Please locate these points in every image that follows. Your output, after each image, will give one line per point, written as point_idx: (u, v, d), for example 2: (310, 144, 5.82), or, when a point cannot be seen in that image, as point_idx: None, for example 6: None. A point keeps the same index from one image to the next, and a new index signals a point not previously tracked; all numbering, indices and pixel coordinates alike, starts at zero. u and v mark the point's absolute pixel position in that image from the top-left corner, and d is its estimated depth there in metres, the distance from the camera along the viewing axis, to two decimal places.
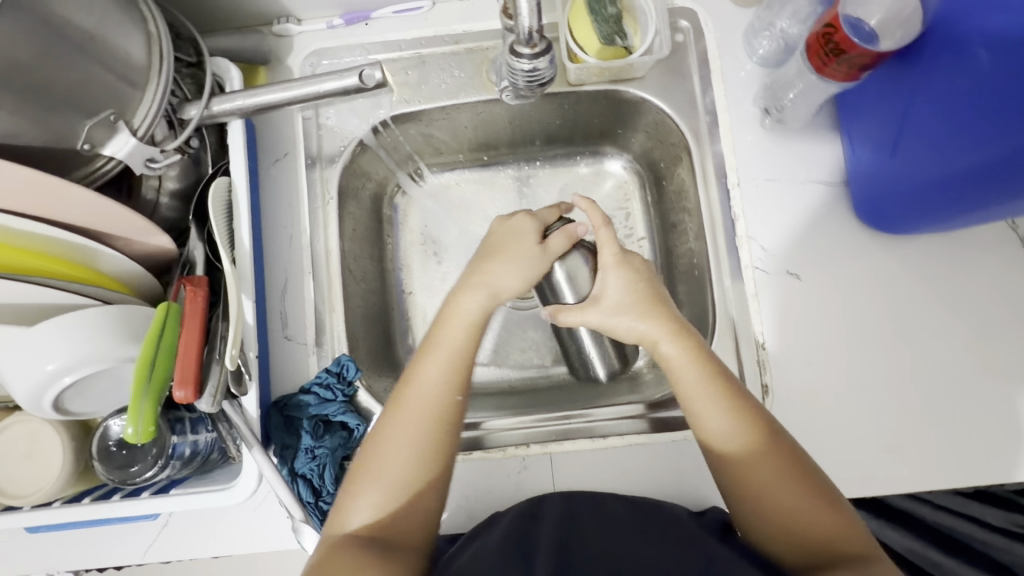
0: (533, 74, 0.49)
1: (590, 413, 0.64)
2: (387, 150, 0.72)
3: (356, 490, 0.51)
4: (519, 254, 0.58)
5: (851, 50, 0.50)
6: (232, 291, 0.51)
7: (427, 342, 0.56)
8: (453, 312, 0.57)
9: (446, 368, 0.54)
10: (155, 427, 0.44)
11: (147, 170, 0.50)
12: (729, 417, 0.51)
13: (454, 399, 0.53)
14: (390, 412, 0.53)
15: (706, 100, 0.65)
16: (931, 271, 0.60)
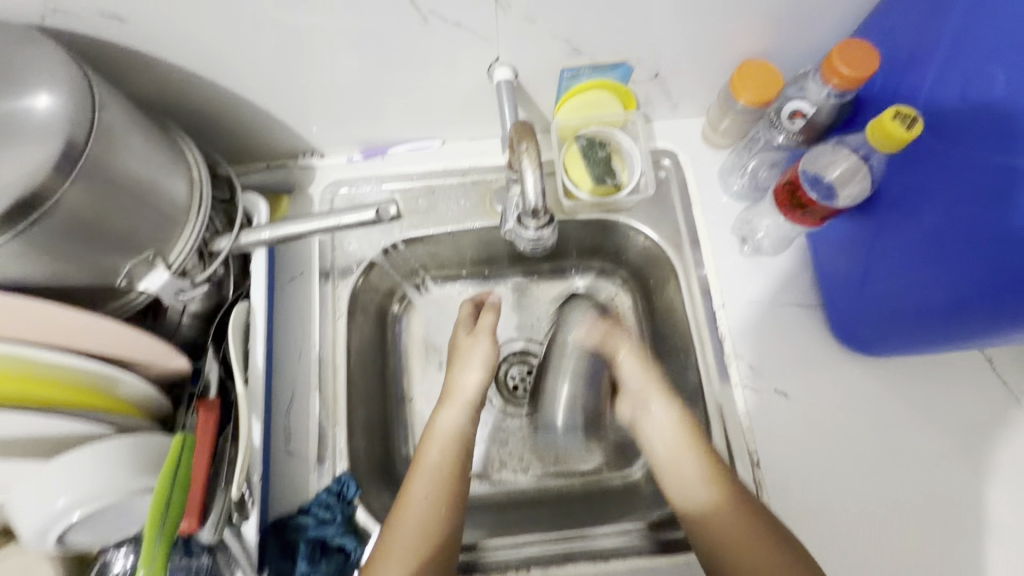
0: (537, 240, 0.57)
1: (589, 533, 0.63)
2: (395, 266, 0.77)
3: None
4: (470, 355, 0.66)
5: (811, 205, 0.58)
6: (243, 413, 0.52)
7: (417, 461, 0.60)
8: (435, 433, 0.61)
9: (436, 488, 0.57)
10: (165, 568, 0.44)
11: (176, 301, 0.54)
12: (710, 502, 0.55)
13: (440, 515, 0.56)
14: (383, 539, 0.54)
15: (690, 227, 0.71)
16: (911, 390, 0.64)
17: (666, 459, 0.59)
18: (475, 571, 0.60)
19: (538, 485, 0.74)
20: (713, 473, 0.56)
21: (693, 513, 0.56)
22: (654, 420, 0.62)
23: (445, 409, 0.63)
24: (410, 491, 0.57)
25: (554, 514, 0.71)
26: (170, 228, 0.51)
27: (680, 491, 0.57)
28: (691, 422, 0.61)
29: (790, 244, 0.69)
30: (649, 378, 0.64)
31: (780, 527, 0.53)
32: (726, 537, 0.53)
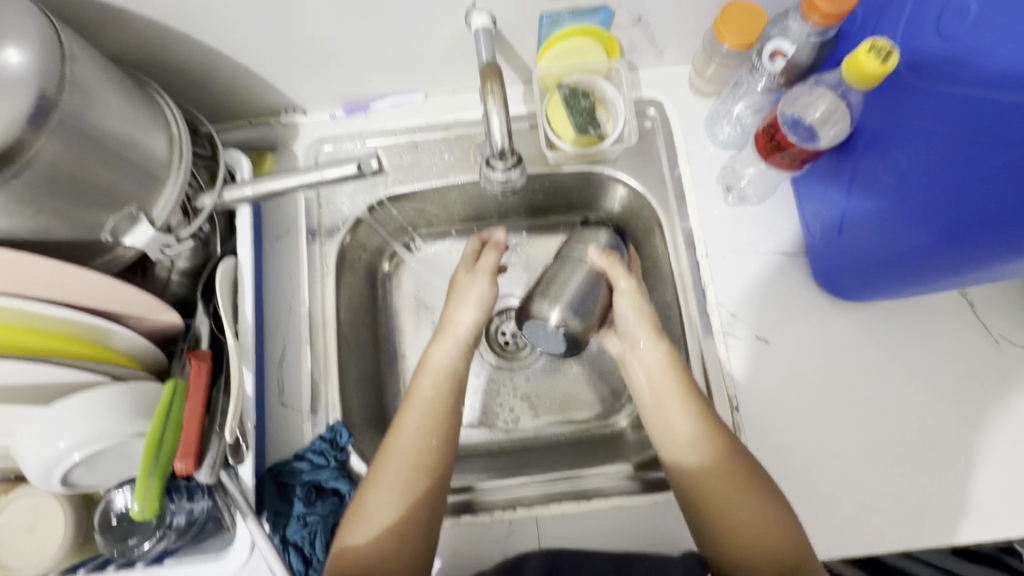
0: (507, 182, 0.56)
1: (584, 475, 0.66)
2: (382, 224, 0.78)
3: (349, 538, 0.54)
4: (466, 292, 0.68)
5: (790, 147, 0.57)
6: (234, 364, 0.54)
7: (410, 392, 0.62)
8: (428, 367, 0.63)
9: (426, 419, 0.59)
10: (160, 503, 0.47)
11: (162, 256, 0.55)
12: (688, 437, 0.58)
13: (432, 444, 0.58)
14: (379, 463, 0.57)
15: (675, 178, 0.71)
16: (889, 336, 0.64)
17: (657, 404, 0.61)
18: (463, 512, 0.63)
19: (528, 434, 0.77)
20: (704, 437, 0.57)
21: (668, 444, 0.59)
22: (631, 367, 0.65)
23: (440, 345, 0.65)
24: (402, 421, 0.60)
25: (546, 456, 0.74)
26: (152, 185, 0.52)
27: (677, 451, 0.58)
28: (684, 383, 0.60)
29: (774, 192, 0.69)
30: (644, 321, 0.65)
31: (767, 481, 0.55)
32: (716, 496, 0.55)
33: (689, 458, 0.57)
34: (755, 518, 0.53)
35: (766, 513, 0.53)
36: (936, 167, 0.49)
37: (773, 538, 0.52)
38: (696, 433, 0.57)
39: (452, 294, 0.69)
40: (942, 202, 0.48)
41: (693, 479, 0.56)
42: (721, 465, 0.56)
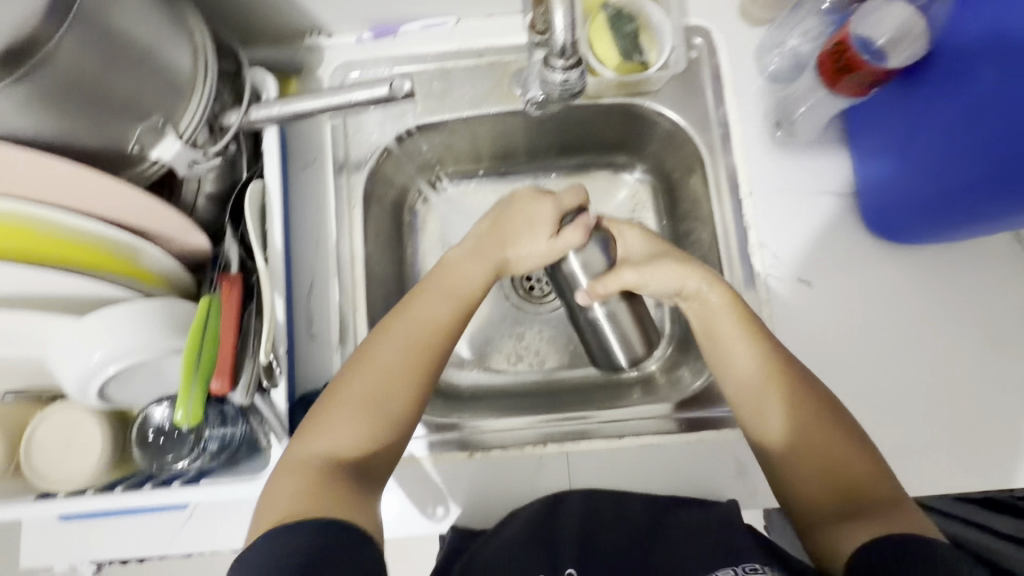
0: (566, 85, 0.53)
1: (597, 414, 0.64)
2: (409, 158, 0.74)
3: (322, 430, 0.50)
4: (529, 232, 0.61)
5: (861, 68, 0.54)
6: (265, 290, 0.53)
7: (419, 290, 0.59)
8: (450, 270, 0.61)
9: (433, 320, 0.57)
10: (202, 413, 0.47)
11: (189, 172, 0.52)
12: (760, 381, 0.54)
13: (436, 348, 0.56)
14: (365, 355, 0.55)
15: (720, 114, 0.68)
16: (939, 281, 0.62)
17: (717, 346, 0.56)
18: (494, 446, 0.62)
19: (553, 377, 0.76)
20: (776, 376, 0.53)
21: (737, 386, 0.55)
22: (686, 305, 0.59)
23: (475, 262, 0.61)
24: (399, 318, 0.57)
25: (572, 397, 0.74)
26: (178, 97, 0.50)
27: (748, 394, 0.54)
28: (753, 319, 0.56)
29: (825, 129, 0.65)
30: (681, 276, 0.58)
31: (847, 423, 0.52)
32: (800, 444, 0.51)
33: (762, 400, 0.53)
34: (838, 459, 0.50)
35: (846, 453, 0.50)
36: (962, 114, 0.49)
37: (859, 485, 0.49)
38: (766, 377, 0.53)
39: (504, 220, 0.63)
40: (977, 147, 0.48)
41: (767, 421, 0.53)
42: (798, 407, 0.52)
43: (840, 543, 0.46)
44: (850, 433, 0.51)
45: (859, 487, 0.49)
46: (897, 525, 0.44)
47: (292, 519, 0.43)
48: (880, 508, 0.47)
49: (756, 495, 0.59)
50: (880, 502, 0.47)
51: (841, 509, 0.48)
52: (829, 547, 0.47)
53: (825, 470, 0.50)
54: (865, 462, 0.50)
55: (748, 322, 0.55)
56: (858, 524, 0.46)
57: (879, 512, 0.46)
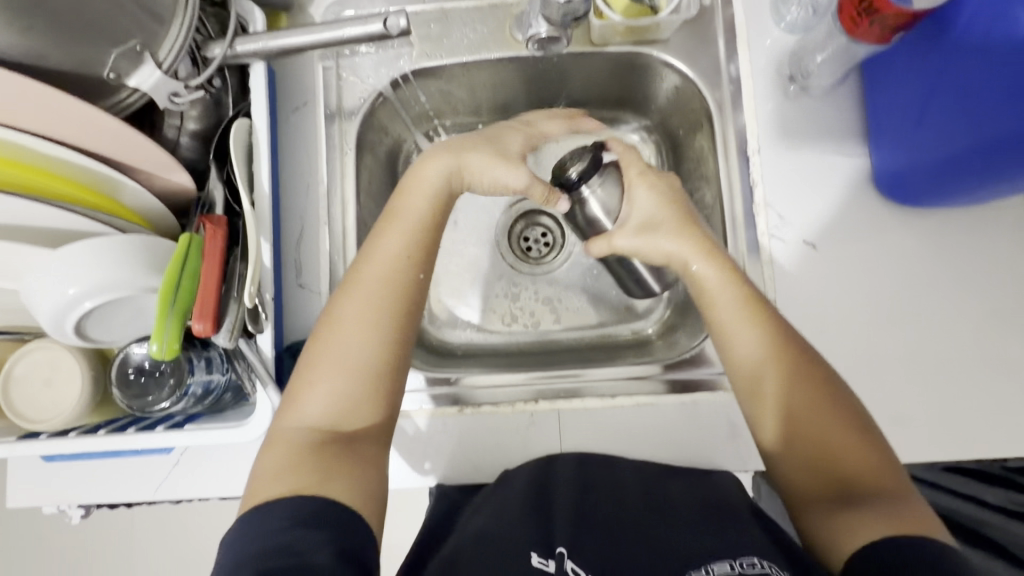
0: (568, 5, 0.56)
1: (586, 372, 0.64)
2: (405, 106, 0.71)
3: (314, 377, 0.49)
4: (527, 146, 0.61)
5: (885, 9, 0.49)
6: (250, 233, 0.51)
7: (390, 213, 0.56)
8: (415, 184, 0.57)
9: (407, 242, 0.54)
10: (180, 346, 0.45)
11: (170, 105, 0.50)
12: (762, 353, 0.49)
13: (417, 276, 0.53)
14: (346, 288, 0.52)
15: (731, 68, 0.65)
16: (949, 247, 0.60)
17: (720, 325, 0.52)
18: (485, 402, 0.62)
19: (547, 338, 0.75)
20: (785, 360, 0.49)
21: (738, 360, 0.51)
22: (700, 279, 0.53)
23: (411, 202, 0.56)
24: (376, 245, 0.54)
25: (565, 357, 0.73)
26: (155, 23, 0.46)
27: (756, 378, 0.49)
28: (760, 302, 0.51)
29: (840, 82, 0.62)
30: (691, 233, 0.55)
31: (858, 414, 0.48)
32: (805, 425, 0.47)
33: (766, 384, 0.49)
34: (837, 451, 0.46)
35: (853, 446, 0.46)
36: (966, 92, 0.48)
37: (862, 479, 0.45)
38: (753, 326, 0.50)
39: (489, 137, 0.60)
40: (979, 125, 0.47)
41: (771, 407, 0.49)
42: (806, 394, 0.48)
43: (832, 537, 0.44)
44: (859, 425, 0.47)
45: (859, 482, 0.45)
46: (898, 526, 0.41)
47: (281, 499, 0.42)
48: (878, 503, 0.43)
49: (748, 458, 0.58)
50: (883, 499, 0.43)
51: (837, 502, 0.45)
52: (827, 543, 0.44)
53: (822, 462, 0.46)
54: (870, 455, 0.46)
55: (754, 303, 0.51)
56: (852, 519, 0.43)
57: (877, 508, 0.43)
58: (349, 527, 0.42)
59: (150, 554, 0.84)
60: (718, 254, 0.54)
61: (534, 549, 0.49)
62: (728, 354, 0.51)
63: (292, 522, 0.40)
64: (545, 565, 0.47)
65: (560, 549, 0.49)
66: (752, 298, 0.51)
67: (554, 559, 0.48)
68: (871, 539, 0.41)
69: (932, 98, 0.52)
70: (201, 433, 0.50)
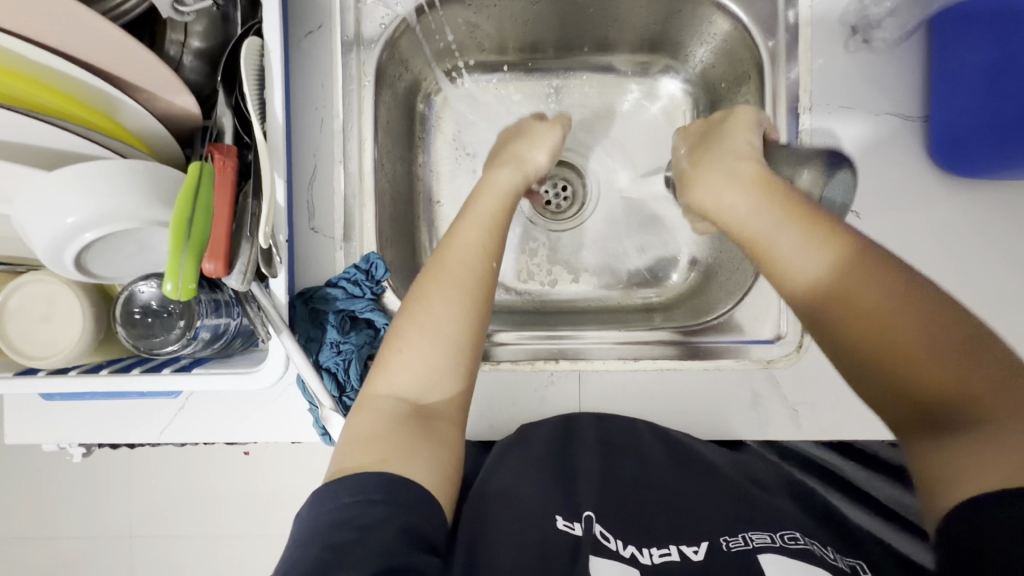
0: None
1: (575, 335, 0.63)
2: (428, 38, 0.65)
3: (397, 351, 0.46)
4: (540, 134, 0.63)
5: None
6: (264, 165, 0.46)
7: (465, 209, 0.55)
8: (489, 187, 0.57)
9: (485, 234, 0.53)
10: (195, 286, 0.42)
11: (174, 14, 0.44)
12: (818, 264, 0.44)
13: (491, 266, 0.51)
14: (427, 271, 0.50)
15: (789, 13, 0.59)
16: (997, 223, 0.57)
17: (764, 248, 0.47)
18: (503, 359, 0.60)
19: (565, 296, 0.73)
20: (850, 270, 0.42)
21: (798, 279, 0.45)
22: (733, 211, 0.51)
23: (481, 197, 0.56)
24: (457, 231, 0.53)
25: (581, 317, 0.71)
26: None
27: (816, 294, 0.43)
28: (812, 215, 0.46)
29: (907, 36, 0.57)
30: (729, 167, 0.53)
31: (957, 317, 0.38)
32: (884, 333, 0.39)
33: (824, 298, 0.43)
34: (929, 364, 0.37)
35: (954, 362, 0.36)
36: None
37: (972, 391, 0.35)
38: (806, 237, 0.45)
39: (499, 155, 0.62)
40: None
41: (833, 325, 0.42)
42: (883, 300, 0.40)
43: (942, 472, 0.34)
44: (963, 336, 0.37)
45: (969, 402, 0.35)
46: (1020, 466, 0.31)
47: (359, 472, 0.40)
48: (991, 431, 0.33)
49: (769, 428, 0.57)
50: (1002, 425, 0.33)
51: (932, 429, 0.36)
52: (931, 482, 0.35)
53: (913, 382, 0.37)
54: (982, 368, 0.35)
55: (807, 217, 0.46)
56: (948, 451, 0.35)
57: (984, 436, 0.33)
58: (416, 503, 0.39)
59: (152, 492, 0.84)
60: (769, 180, 0.50)
61: (559, 513, 0.49)
62: (781, 277, 0.46)
63: (356, 497, 0.38)
64: (571, 529, 0.47)
65: (587, 512, 0.49)
66: (806, 212, 0.47)
67: (583, 523, 0.47)
68: (982, 485, 0.32)
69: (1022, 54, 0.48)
70: (210, 377, 0.47)
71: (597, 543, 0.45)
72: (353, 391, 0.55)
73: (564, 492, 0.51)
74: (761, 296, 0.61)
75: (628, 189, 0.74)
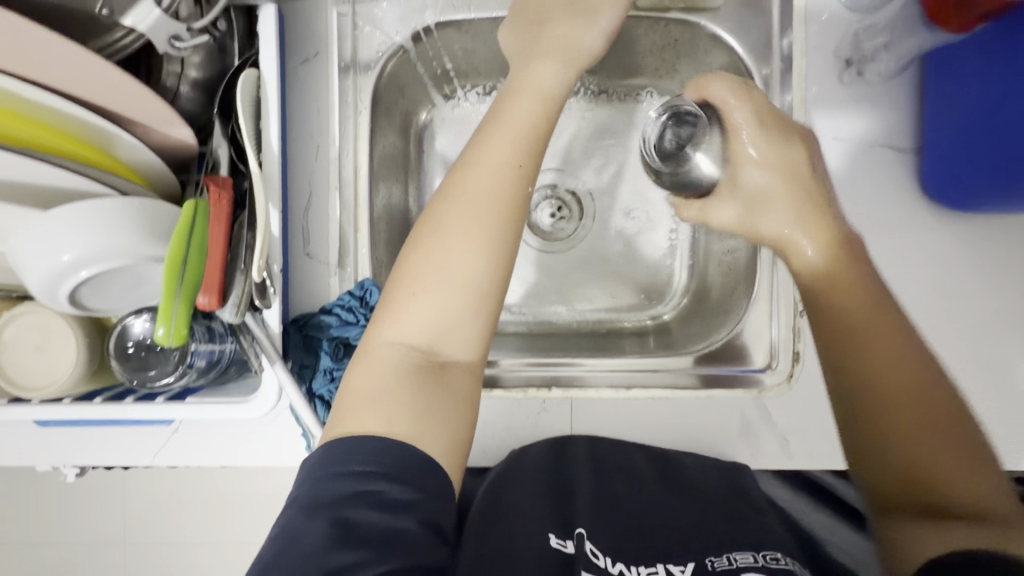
0: None
1: (579, 361, 0.64)
2: (425, 63, 0.65)
3: (414, 291, 0.43)
4: (594, 10, 0.52)
5: None
6: (259, 197, 0.47)
7: (490, 120, 0.48)
8: (523, 89, 0.49)
9: (516, 154, 0.46)
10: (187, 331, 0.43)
11: (171, 50, 0.44)
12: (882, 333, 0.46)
13: (523, 189, 0.46)
14: (447, 198, 0.45)
15: (783, 43, 0.60)
16: (987, 256, 0.57)
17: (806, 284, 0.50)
18: (496, 386, 0.60)
19: (560, 319, 0.73)
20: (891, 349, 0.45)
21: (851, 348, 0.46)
22: (794, 256, 0.51)
23: (511, 107, 0.48)
24: (481, 150, 0.46)
25: (575, 341, 0.71)
26: None
27: (845, 338, 0.47)
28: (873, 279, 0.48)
29: (901, 70, 0.57)
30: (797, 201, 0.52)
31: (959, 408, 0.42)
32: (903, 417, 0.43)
33: (849, 356, 0.46)
34: (928, 435, 0.42)
35: (953, 465, 0.40)
36: None
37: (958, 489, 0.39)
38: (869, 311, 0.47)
39: (533, 44, 0.52)
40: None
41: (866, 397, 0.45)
42: (914, 384, 0.44)
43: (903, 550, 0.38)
44: (957, 421, 0.42)
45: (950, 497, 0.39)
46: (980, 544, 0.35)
47: (367, 436, 0.38)
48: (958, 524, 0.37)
49: (761, 459, 0.57)
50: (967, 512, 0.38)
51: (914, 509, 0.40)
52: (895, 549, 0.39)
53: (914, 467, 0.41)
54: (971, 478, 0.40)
55: (852, 263, 0.49)
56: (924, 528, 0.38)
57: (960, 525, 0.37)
58: (429, 484, 0.38)
59: (143, 510, 0.84)
60: (841, 242, 0.50)
61: (552, 532, 0.50)
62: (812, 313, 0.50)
63: (369, 466, 0.37)
64: (564, 547, 0.49)
65: (579, 529, 0.50)
66: (852, 277, 0.48)
67: (573, 541, 0.49)
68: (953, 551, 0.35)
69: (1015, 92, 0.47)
70: (204, 406, 0.48)
71: (588, 560, 0.47)
72: None
73: (559, 511, 0.53)
74: (753, 324, 0.61)
75: (623, 213, 0.74)
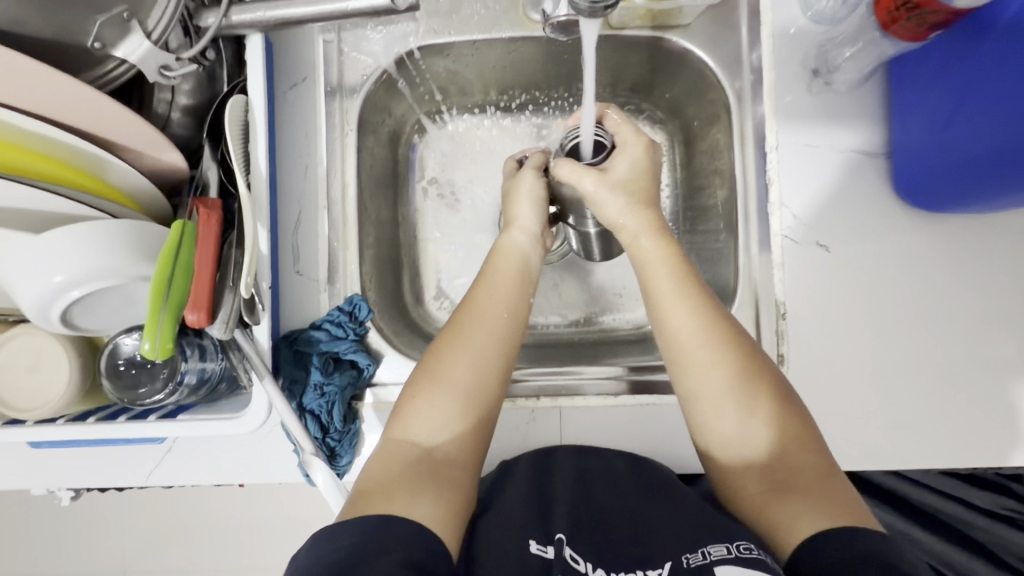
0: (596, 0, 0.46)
1: (576, 371, 0.64)
2: (410, 87, 0.68)
3: (418, 402, 0.48)
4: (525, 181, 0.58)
5: (925, 5, 0.47)
6: (247, 217, 0.48)
7: (483, 271, 0.55)
8: (504, 250, 0.55)
9: (503, 294, 0.52)
10: (172, 345, 0.43)
11: (160, 79, 0.46)
12: (719, 332, 0.49)
13: (510, 321, 0.51)
14: (454, 324, 0.51)
15: (752, 57, 0.63)
16: (962, 255, 0.58)
17: (654, 302, 0.51)
18: None
19: (550, 329, 0.74)
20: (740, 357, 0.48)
21: (679, 332, 0.50)
22: (642, 254, 0.53)
23: (499, 259, 0.55)
24: (478, 291, 0.53)
25: (561, 353, 0.71)
26: None
27: (679, 303, 0.50)
28: (695, 283, 0.51)
29: (867, 78, 0.59)
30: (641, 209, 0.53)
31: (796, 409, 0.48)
32: (751, 420, 0.47)
33: (688, 359, 0.49)
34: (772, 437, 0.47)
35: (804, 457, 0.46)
36: (981, 107, 0.46)
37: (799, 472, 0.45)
38: (695, 309, 0.50)
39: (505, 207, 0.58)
40: (1006, 120, 0.44)
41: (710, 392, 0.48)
42: (771, 391, 0.48)
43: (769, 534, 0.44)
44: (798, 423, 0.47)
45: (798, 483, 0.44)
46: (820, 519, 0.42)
47: (355, 518, 0.40)
48: (802, 508, 0.43)
49: None
50: (808, 487, 0.44)
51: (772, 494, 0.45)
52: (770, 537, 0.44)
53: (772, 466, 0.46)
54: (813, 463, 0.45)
55: (687, 279, 0.51)
56: (785, 509, 0.44)
57: (811, 508, 0.43)
58: (416, 538, 0.39)
59: (142, 529, 0.84)
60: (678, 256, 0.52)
61: (532, 536, 0.48)
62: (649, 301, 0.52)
63: (355, 539, 0.38)
64: (544, 552, 0.47)
65: (559, 536, 0.49)
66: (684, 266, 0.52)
67: (554, 546, 0.47)
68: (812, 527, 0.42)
69: (957, 117, 0.49)
70: (194, 424, 0.48)
71: (567, 565, 0.46)
72: (337, 433, 0.55)
73: (542, 518, 0.51)
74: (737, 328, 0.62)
75: None
